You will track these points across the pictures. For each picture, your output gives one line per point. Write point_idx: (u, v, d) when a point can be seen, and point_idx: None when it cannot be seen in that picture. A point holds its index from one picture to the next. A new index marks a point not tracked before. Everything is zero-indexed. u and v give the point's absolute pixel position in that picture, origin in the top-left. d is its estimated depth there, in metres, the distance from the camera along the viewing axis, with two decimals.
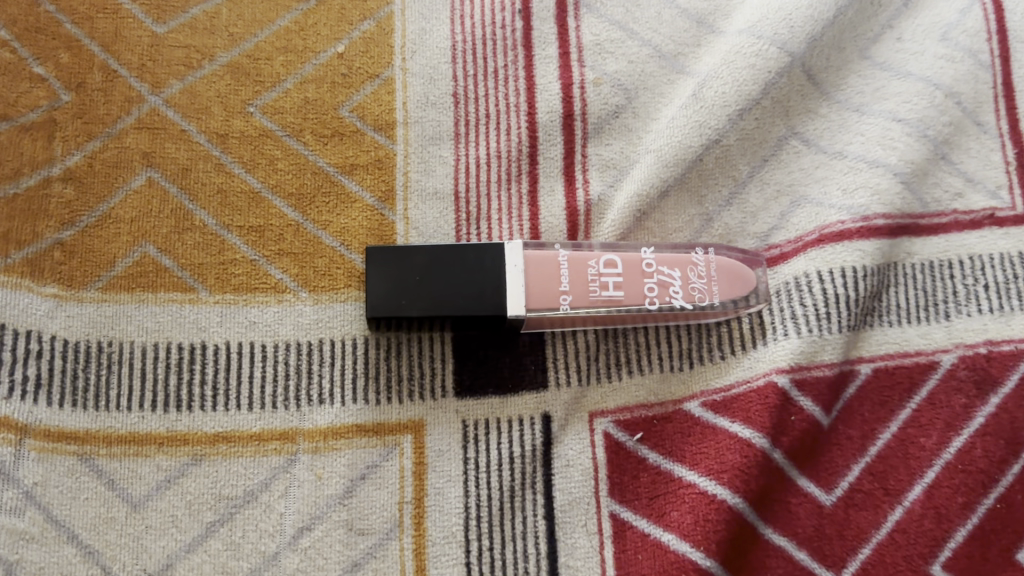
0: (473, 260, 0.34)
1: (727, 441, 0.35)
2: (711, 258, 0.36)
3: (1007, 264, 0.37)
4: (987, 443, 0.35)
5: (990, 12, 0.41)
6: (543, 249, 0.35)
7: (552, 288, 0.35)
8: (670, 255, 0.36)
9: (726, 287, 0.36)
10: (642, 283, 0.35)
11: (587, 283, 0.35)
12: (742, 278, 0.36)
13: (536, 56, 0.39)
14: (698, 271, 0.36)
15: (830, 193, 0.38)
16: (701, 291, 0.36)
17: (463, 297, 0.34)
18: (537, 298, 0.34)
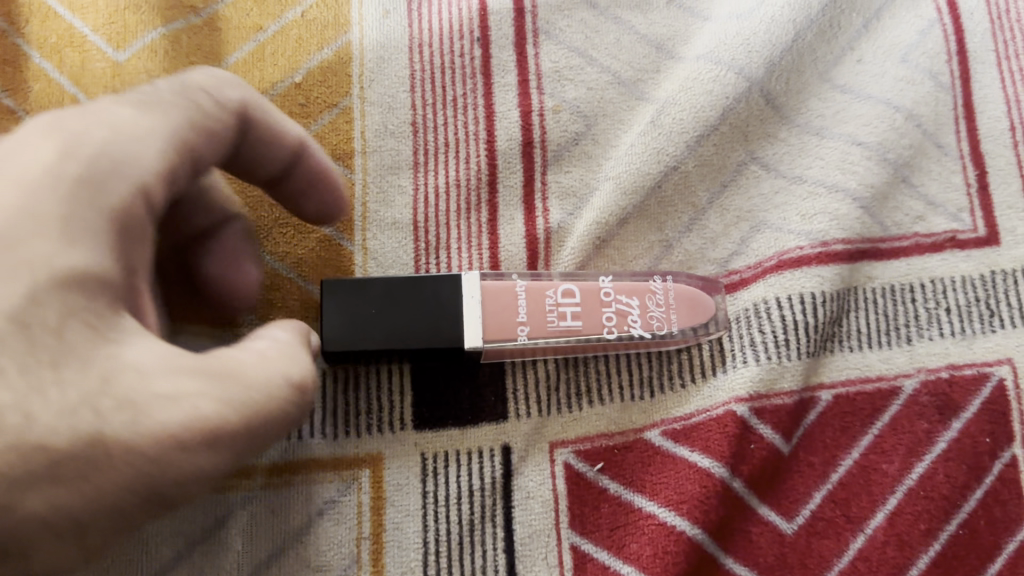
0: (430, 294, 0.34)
1: (687, 471, 0.34)
2: (670, 286, 0.36)
3: (968, 287, 0.38)
4: (949, 468, 0.36)
5: (950, 33, 0.41)
6: (501, 280, 0.35)
7: (509, 319, 0.34)
8: (629, 284, 0.36)
9: (685, 314, 0.36)
10: (600, 313, 0.35)
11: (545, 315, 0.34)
12: (699, 305, 0.36)
13: (496, 83, 0.39)
14: (656, 299, 0.35)
15: (790, 218, 0.38)
16: (659, 319, 0.35)
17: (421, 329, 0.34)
18: (495, 330, 0.34)
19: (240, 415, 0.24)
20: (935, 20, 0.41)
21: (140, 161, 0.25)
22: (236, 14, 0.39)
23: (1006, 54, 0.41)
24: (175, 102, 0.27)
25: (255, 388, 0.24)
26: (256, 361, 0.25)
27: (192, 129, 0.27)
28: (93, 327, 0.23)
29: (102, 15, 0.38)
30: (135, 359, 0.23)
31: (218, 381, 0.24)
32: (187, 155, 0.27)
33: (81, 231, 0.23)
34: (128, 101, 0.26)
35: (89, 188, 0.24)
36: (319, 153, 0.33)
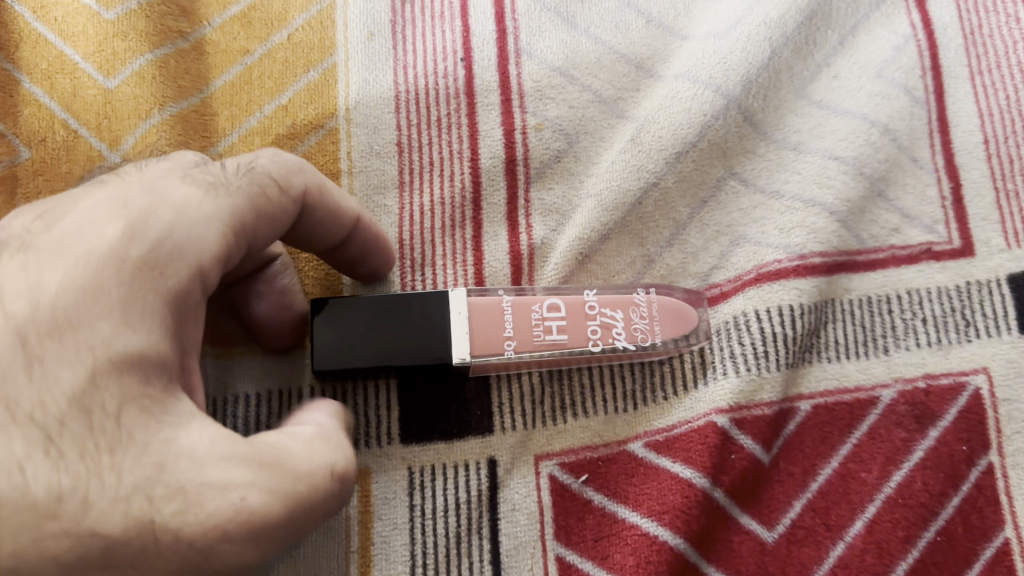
0: (420, 310, 0.34)
1: (669, 481, 0.35)
2: (653, 298, 0.37)
3: (944, 298, 0.39)
4: (927, 476, 0.36)
5: (924, 49, 0.42)
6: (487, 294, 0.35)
7: (496, 333, 0.35)
8: (613, 296, 0.36)
9: (668, 326, 0.36)
10: (585, 325, 0.35)
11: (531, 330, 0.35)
12: (683, 317, 0.36)
13: (480, 103, 0.40)
14: (641, 312, 0.36)
15: (768, 232, 0.38)
16: (643, 331, 0.36)
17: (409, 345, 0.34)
18: (482, 344, 0.34)
19: (284, 510, 0.25)
20: (909, 36, 0.42)
21: (195, 245, 0.27)
22: (224, 38, 0.40)
23: (979, 68, 0.42)
24: (241, 189, 0.29)
25: (304, 478, 0.25)
26: (300, 446, 0.26)
27: (255, 215, 0.29)
28: (149, 406, 0.25)
29: (91, 43, 0.39)
30: (191, 443, 0.25)
31: (266, 473, 0.25)
32: (247, 238, 0.29)
33: (139, 315, 0.25)
34: (199, 184, 0.28)
35: (151, 272, 0.26)
36: (373, 226, 0.34)
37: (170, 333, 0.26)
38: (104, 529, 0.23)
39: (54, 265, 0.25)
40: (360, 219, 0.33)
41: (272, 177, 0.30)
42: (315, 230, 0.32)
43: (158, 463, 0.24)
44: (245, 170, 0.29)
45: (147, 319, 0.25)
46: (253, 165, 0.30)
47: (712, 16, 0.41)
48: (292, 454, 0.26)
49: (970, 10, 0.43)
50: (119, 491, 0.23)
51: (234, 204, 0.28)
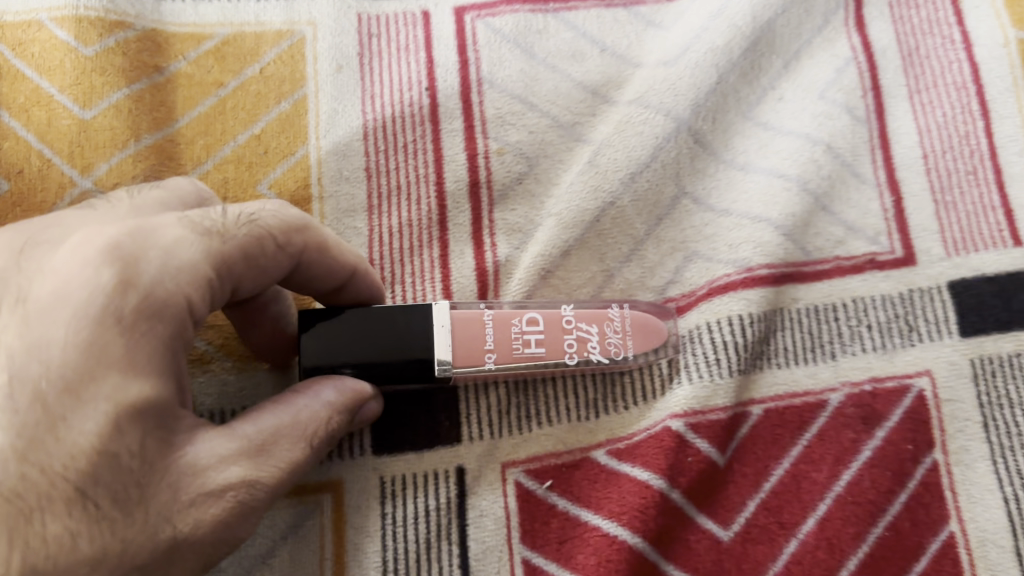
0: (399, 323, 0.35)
1: (628, 484, 0.37)
2: (627, 312, 0.38)
3: (888, 305, 0.41)
4: (874, 475, 0.38)
5: (864, 71, 0.45)
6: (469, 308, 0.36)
7: (478, 347, 0.35)
8: (589, 312, 0.37)
9: (639, 341, 0.38)
10: (562, 339, 0.37)
11: (510, 341, 0.36)
12: (653, 331, 0.38)
13: (444, 129, 0.42)
14: (614, 326, 0.38)
15: (719, 249, 0.41)
16: (616, 345, 0.37)
17: (388, 358, 0.34)
18: (464, 357, 0.35)
19: (272, 488, 0.30)
20: (850, 59, 0.45)
21: (186, 289, 0.29)
22: (198, 71, 0.42)
23: (916, 88, 0.45)
24: (235, 237, 0.31)
25: (285, 452, 0.31)
26: (284, 424, 0.31)
27: (244, 261, 0.31)
28: (160, 436, 0.28)
29: (69, 77, 0.41)
30: (190, 459, 0.29)
31: (253, 464, 0.30)
32: (234, 284, 0.31)
33: (142, 355, 0.28)
34: (194, 229, 0.30)
35: (147, 321, 0.28)
36: (368, 274, 0.36)
37: (169, 365, 0.29)
38: (138, 557, 0.27)
39: (58, 323, 0.28)
40: (356, 275, 0.35)
41: (266, 228, 0.32)
42: (310, 280, 0.34)
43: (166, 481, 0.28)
44: (244, 219, 0.32)
45: (148, 368, 0.28)
46: (255, 216, 0.32)
47: (662, 44, 0.44)
48: (273, 432, 0.30)
49: (906, 33, 0.46)
50: (142, 518, 0.27)
51: (225, 252, 0.31)
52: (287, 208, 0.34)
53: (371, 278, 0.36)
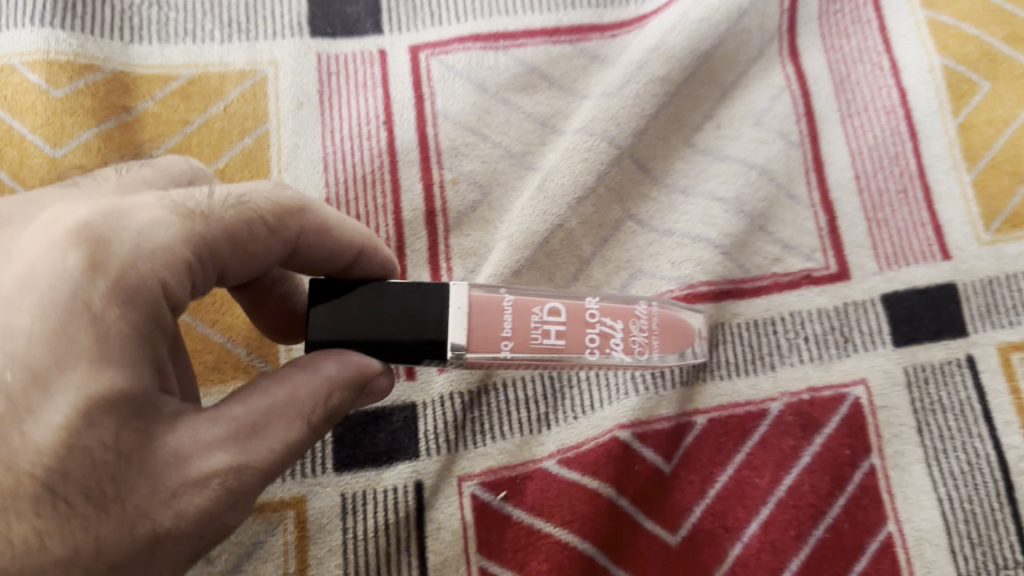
0: (409, 300, 0.31)
1: (579, 493, 0.39)
2: (654, 311, 0.35)
3: (824, 318, 0.43)
4: (814, 479, 0.40)
5: (798, 98, 0.47)
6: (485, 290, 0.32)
7: (492, 332, 0.31)
8: (615, 306, 0.34)
9: (666, 341, 0.35)
10: (583, 333, 0.32)
11: (529, 330, 0.32)
12: (679, 331, 0.35)
13: (400, 160, 0.44)
14: (640, 325, 0.34)
15: (662, 266, 0.44)
16: (641, 344, 0.34)
17: (396, 339, 0.31)
18: (479, 341, 0.31)
19: (264, 470, 0.29)
20: (784, 87, 0.47)
21: (161, 272, 0.28)
22: (165, 110, 0.44)
23: (848, 112, 0.47)
24: (220, 220, 0.30)
25: (277, 431, 0.29)
26: (278, 401, 0.29)
27: (229, 243, 0.30)
28: (137, 427, 0.27)
29: (40, 117, 0.43)
30: (172, 448, 0.27)
31: (244, 447, 0.28)
32: (220, 265, 0.30)
33: (116, 338, 0.27)
34: (170, 209, 0.29)
35: (120, 306, 0.27)
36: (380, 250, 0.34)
37: (149, 348, 0.28)
38: (115, 555, 0.26)
39: (22, 308, 0.26)
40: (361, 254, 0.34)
41: (255, 208, 0.31)
42: (311, 259, 0.33)
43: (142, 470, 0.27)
44: (232, 200, 0.30)
45: (123, 351, 0.27)
46: (247, 197, 0.31)
47: (606, 76, 0.47)
48: (263, 411, 0.29)
49: (837, 61, 0.48)
50: (120, 510, 0.26)
51: (205, 233, 0.29)
52: (282, 188, 0.33)
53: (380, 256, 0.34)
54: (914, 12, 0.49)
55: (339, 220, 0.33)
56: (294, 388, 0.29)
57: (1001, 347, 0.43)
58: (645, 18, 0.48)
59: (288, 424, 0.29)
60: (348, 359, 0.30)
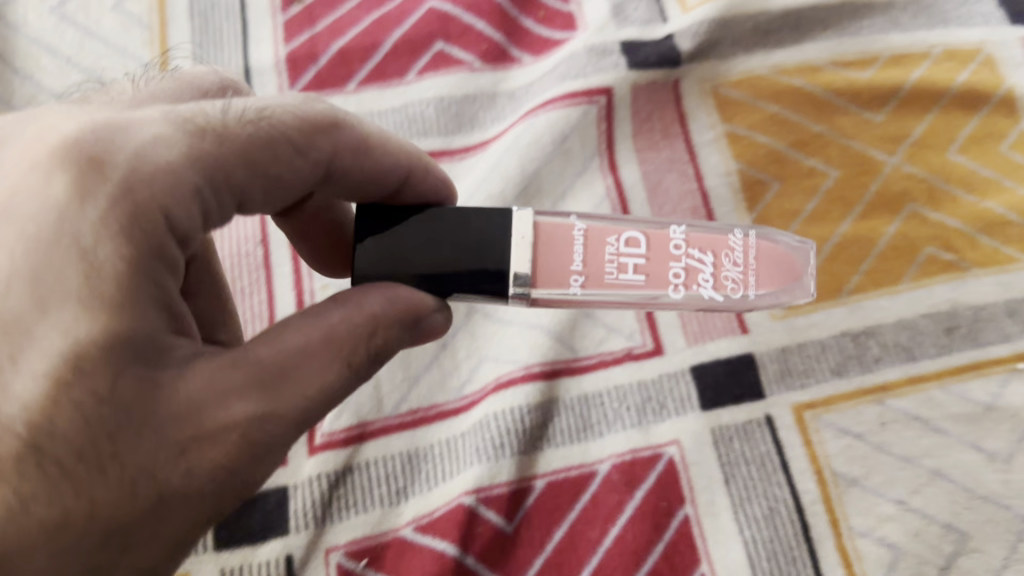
0: (477, 225, 0.37)
1: (429, 554, 0.46)
2: (750, 245, 0.39)
3: (642, 388, 0.52)
4: (635, 529, 0.48)
5: (616, 204, 0.57)
6: (565, 223, 0.38)
7: (568, 266, 0.37)
8: (704, 240, 0.39)
9: (761, 275, 0.39)
10: (666, 268, 0.38)
11: (606, 263, 0.38)
12: (779, 269, 0.39)
13: (275, 272, 0.56)
14: (733, 259, 0.39)
15: (504, 351, 0.52)
16: (734, 279, 0.38)
17: (461, 267, 0.37)
18: (554, 274, 0.37)
19: (291, 413, 0.34)
20: (604, 195, 0.57)
21: (162, 200, 0.33)
22: None
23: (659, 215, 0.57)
24: (234, 136, 0.35)
25: (307, 379, 0.34)
26: (311, 341, 0.34)
27: (246, 167, 0.35)
28: (146, 361, 0.31)
29: None
30: (181, 387, 0.32)
31: (266, 392, 0.33)
32: (239, 190, 0.35)
33: (108, 273, 0.31)
34: (177, 131, 0.34)
35: (113, 240, 0.32)
36: (426, 180, 0.40)
37: (155, 268, 0.33)
38: (125, 508, 0.31)
39: (26, 241, 0.31)
40: (408, 175, 0.40)
41: (282, 118, 0.36)
42: (349, 175, 0.39)
43: (157, 406, 0.31)
44: (245, 119, 0.35)
45: (117, 289, 0.31)
46: (269, 108, 0.36)
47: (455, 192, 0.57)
48: (295, 353, 0.34)
49: (650, 171, 0.58)
50: (127, 460, 0.31)
51: (223, 153, 0.34)
52: (311, 104, 0.38)
53: (427, 177, 0.40)
54: (714, 126, 0.59)
55: (374, 140, 0.39)
56: (333, 327, 0.34)
57: (795, 406, 0.51)
58: (487, 143, 0.58)
59: (326, 365, 0.34)
60: (395, 295, 0.36)
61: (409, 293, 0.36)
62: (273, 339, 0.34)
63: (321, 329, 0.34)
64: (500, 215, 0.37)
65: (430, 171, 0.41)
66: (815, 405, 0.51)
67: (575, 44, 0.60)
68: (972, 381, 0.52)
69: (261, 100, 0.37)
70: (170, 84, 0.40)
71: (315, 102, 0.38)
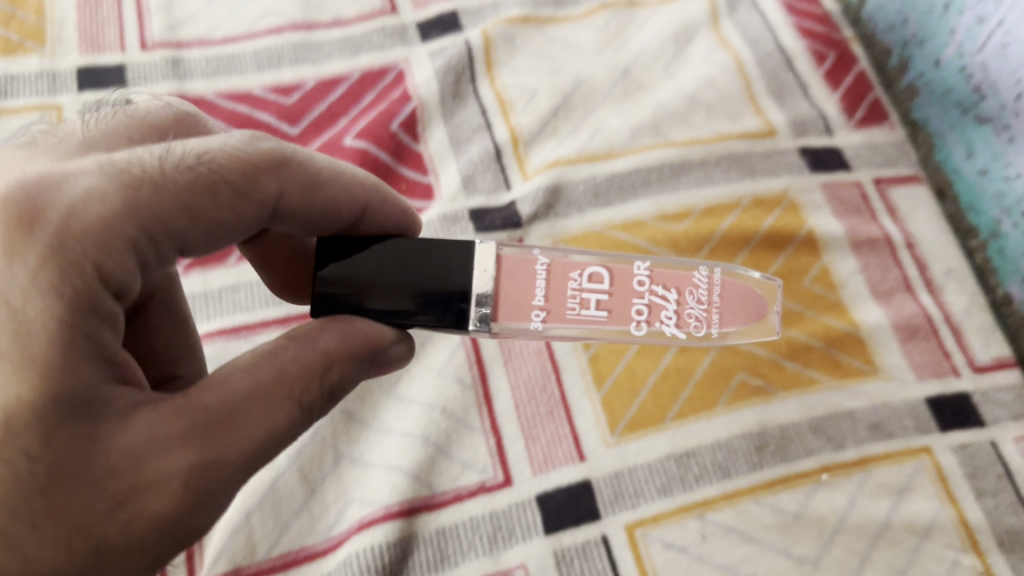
0: (436, 256, 0.46)
1: None
2: (712, 285, 0.48)
3: (494, 518, 0.59)
4: None
5: (471, 350, 0.65)
6: (531, 262, 0.46)
7: (535, 302, 0.46)
8: (668, 281, 0.47)
9: (718, 310, 0.48)
10: (631, 304, 0.46)
11: (569, 295, 0.46)
12: (736, 305, 0.48)
13: None
14: (695, 296, 0.47)
15: (369, 493, 0.59)
16: (694, 313, 0.47)
17: (417, 292, 0.45)
18: (523, 307, 0.45)
19: (236, 453, 0.39)
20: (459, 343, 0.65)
21: (95, 260, 0.39)
22: None
23: (508, 356, 0.65)
24: (170, 182, 0.40)
25: (249, 419, 0.40)
26: (260, 386, 0.40)
27: (187, 217, 0.41)
28: (83, 416, 0.38)
29: None
30: (119, 441, 0.38)
31: (209, 440, 0.39)
32: (179, 234, 0.41)
33: (42, 329, 0.38)
34: (106, 186, 0.39)
35: (45, 298, 0.38)
36: (381, 215, 0.49)
37: (91, 321, 0.39)
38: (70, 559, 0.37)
39: None
40: (363, 210, 0.48)
41: (216, 165, 0.42)
42: (297, 210, 0.46)
43: (95, 455, 0.38)
44: (178, 171, 0.41)
45: (49, 344, 0.38)
46: (208, 153, 0.42)
47: None
48: (239, 396, 0.40)
49: None
50: (69, 514, 0.37)
51: (156, 204, 0.40)
52: (248, 146, 0.44)
53: (380, 211, 0.49)
54: None
55: (325, 177, 0.46)
56: (284, 367, 0.41)
57: (627, 525, 0.59)
58: None
59: (272, 405, 0.40)
60: (353, 329, 0.43)
61: (366, 323, 0.44)
62: (223, 388, 0.40)
63: (272, 372, 0.41)
64: (488, 256, 0.45)
65: (384, 204, 0.49)
66: (644, 522, 0.59)
67: (431, 213, 0.73)
68: (782, 493, 0.61)
69: (201, 144, 0.43)
70: (127, 123, 0.46)
71: (261, 141, 0.45)
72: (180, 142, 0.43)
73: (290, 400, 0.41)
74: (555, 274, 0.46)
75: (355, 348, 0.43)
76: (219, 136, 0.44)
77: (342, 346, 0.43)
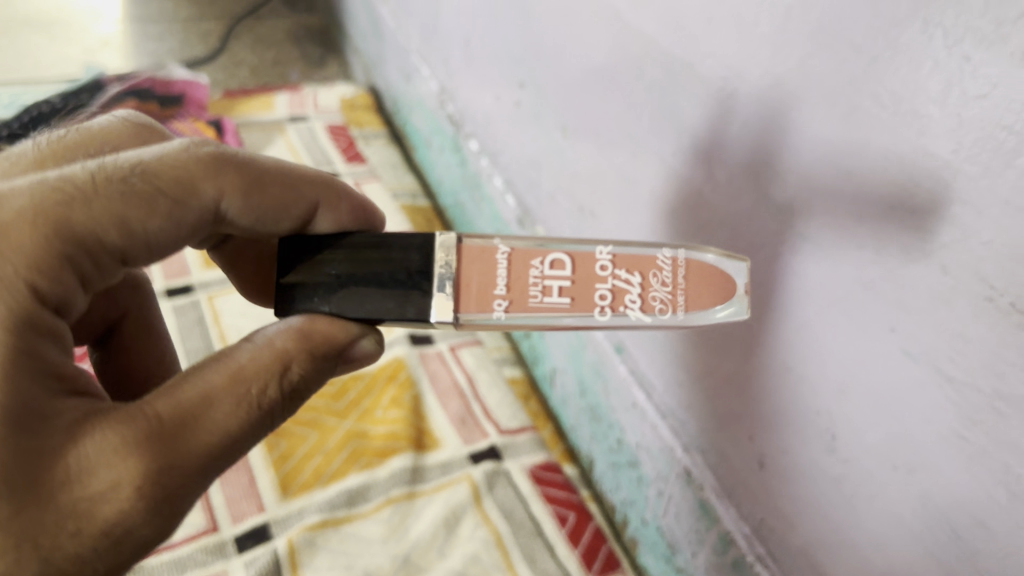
0: (394, 248, 0.67)
1: None
2: (671, 263, 0.66)
3: None
4: None
5: None
6: (499, 252, 0.67)
7: (501, 295, 0.66)
8: (630, 266, 0.66)
9: (674, 291, 0.65)
10: (594, 290, 0.65)
11: (531, 283, 0.66)
12: (697, 284, 0.65)
13: None
14: (651, 281, 0.65)
15: None
16: (651, 292, 0.65)
17: (379, 281, 0.67)
18: (490, 302, 0.65)
19: (187, 453, 0.57)
20: None
21: (31, 275, 0.56)
22: None
23: None
24: (103, 201, 0.58)
25: (195, 427, 0.58)
26: (212, 394, 0.59)
27: (124, 225, 0.59)
28: (50, 427, 0.55)
29: None
30: (82, 450, 0.55)
31: (167, 448, 0.56)
32: (113, 245, 0.59)
33: None
34: (36, 211, 0.56)
35: None
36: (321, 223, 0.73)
37: (34, 329, 0.56)
38: (42, 543, 0.53)
39: None
40: (302, 213, 0.72)
41: (145, 180, 0.60)
42: (236, 211, 0.66)
43: (44, 464, 0.53)
44: (105, 188, 0.58)
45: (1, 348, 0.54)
46: (140, 166, 0.60)
47: None
48: (187, 404, 0.58)
49: None
50: (47, 505, 0.53)
51: (88, 223, 0.58)
52: (163, 165, 0.62)
53: (316, 216, 0.73)
54: None
55: (259, 185, 0.68)
56: (239, 372, 0.60)
57: None
58: None
59: (220, 410, 0.58)
60: (314, 331, 0.64)
61: (324, 328, 0.65)
62: (178, 402, 0.58)
63: (229, 377, 0.60)
64: (466, 253, 0.66)
65: (318, 213, 0.73)
66: None
67: None
68: None
69: (127, 161, 0.60)
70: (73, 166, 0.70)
71: (194, 152, 0.64)
72: (113, 157, 0.61)
73: (232, 402, 0.59)
74: (516, 265, 0.66)
75: (301, 348, 0.63)
76: (151, 152, 0.62)
77: (294, 348, 0.63)
